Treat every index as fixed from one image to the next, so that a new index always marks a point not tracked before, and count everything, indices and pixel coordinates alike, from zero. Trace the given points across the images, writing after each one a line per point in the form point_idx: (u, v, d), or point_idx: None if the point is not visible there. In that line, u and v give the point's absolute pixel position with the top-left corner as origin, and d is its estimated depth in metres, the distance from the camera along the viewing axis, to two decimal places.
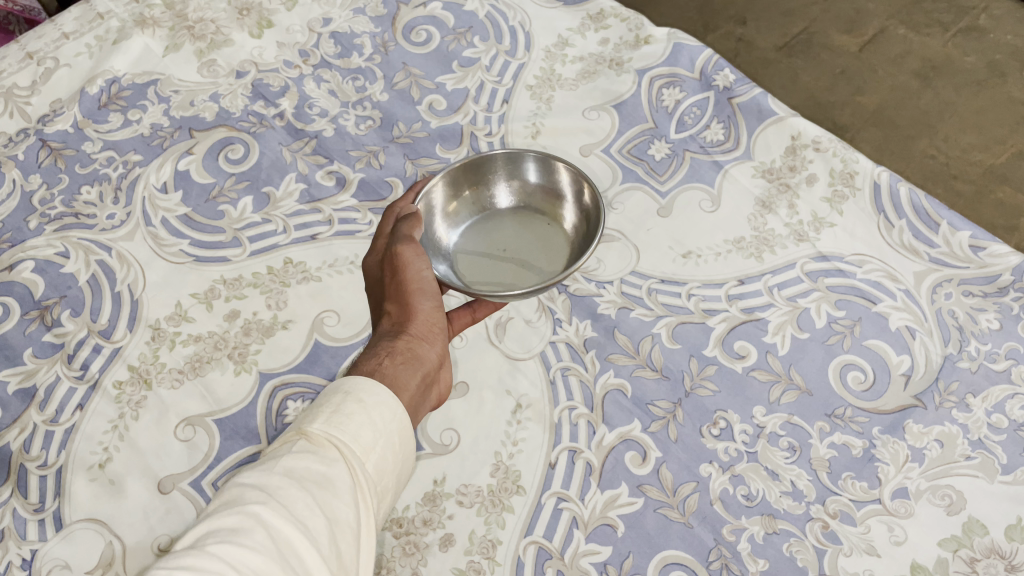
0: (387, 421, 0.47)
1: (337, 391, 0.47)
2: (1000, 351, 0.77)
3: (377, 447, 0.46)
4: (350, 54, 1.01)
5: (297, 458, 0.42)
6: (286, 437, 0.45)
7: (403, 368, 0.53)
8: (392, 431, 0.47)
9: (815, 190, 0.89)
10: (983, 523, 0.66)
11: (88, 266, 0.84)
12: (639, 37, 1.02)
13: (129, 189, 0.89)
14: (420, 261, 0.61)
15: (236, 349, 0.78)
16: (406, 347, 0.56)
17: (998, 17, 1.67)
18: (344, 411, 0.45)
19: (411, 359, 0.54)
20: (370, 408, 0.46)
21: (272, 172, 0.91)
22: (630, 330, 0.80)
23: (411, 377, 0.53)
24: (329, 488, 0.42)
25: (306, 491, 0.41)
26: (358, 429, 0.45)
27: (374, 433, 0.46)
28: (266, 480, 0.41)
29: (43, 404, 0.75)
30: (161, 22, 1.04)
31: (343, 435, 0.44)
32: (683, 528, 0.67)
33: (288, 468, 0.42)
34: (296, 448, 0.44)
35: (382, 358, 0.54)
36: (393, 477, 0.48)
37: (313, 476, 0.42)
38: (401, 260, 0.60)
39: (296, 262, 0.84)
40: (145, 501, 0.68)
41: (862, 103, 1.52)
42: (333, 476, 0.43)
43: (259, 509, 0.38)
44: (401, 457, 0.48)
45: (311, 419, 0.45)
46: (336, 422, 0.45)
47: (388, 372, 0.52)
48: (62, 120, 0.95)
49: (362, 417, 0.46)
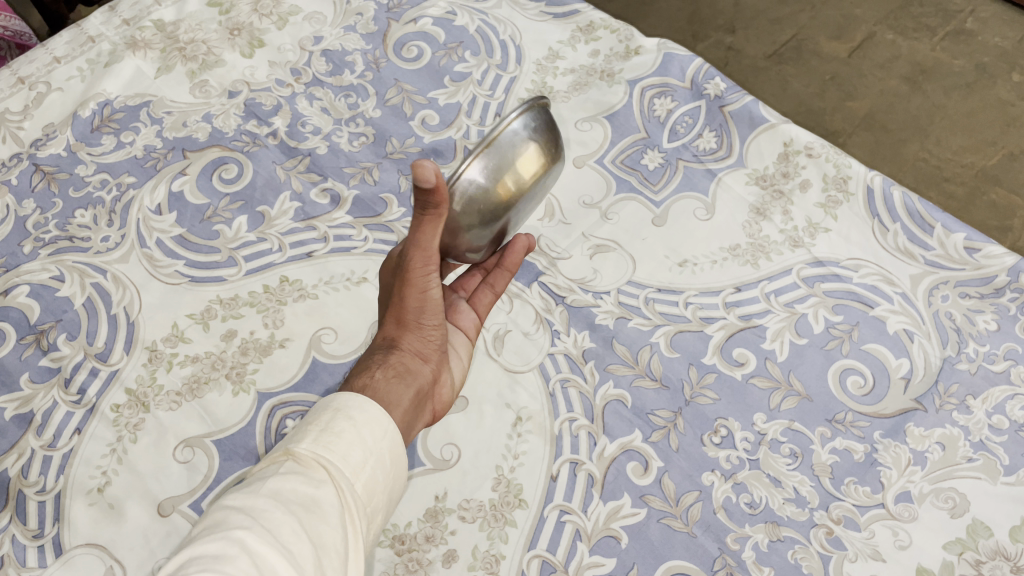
0: (376, 439, 0.47)
1: (327, 410, 0.48)
2: (999, 352, 0.77)
3: (367, 466, 0.46)
4: (341, 71, 1.01)
5: (284, 478, 0.43)
6: (274, 458, 0.46)
7: (396, 384, 0.56)
8: (382, 450, 0.48)
9: (809, 196, 0.89)
10: (987, 525, 0.68)
11: (84, 289, 0.83)
12: (629, 48, 1.03)
13: (124, 211, 0.89)
14: (429, 279, 0.59)
15: (233, 368, 0.78)
16: (399, 362, 0.59)
17: (986, 20, 1.68)
18: (334, 431, 0.46)
19: (402, 375, 0.58)
20: (360, 426, 0.47)
21: (267, 190, 0.91)
22: (629, 340, 0.79)
23: (404, 394, 0.56)
24: (316, 510, 0.42)
25: (292, 513, 0.41)
26: (348, 448, 0.46)
27: (364, 452, 0.46)
28: (251, 502, 0.41)
29: (40, 429, 0.74)
30: (153, 44, 1.03)
31: (331, 455, 0.45)
32: (686, 538, 0.68)
33: (275, 489, 0.42)
34: (283, 469, 0.44)
35: (376, 371, 0.57)
36: (383, 496, 0.48)
37: (299, 498, 0.42)
38: (411, 275, 0.58)
39: (292, 280, 0.84)
40: (144, 524, 0.69)
41: (852, 108, 1.53)
42: (320, 496, 0.43)
43: (242, 533, 0.38)
44: (391, 476, 0.48)
45: (301, 438, 0.46)
46: (326, 441, 0.46)
47: (380, 387, 0.55)
48: (55, 144, 0.94)
49: (352, 435, 0.46)
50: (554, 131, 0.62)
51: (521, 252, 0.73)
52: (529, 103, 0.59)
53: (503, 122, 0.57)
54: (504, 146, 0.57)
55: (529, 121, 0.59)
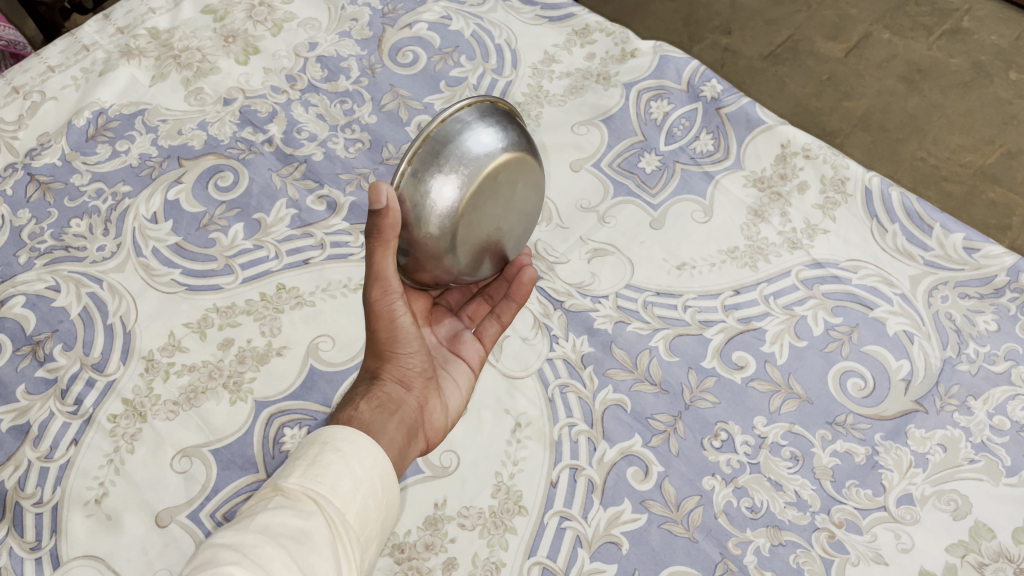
0: (366, 469, 0.49)
1: (315, 444, 0.49)
2: (999, 352, 0.77)
3: (357, 496, 0.48)
4: (337, 77, 1.01)
5: (273, 513, 0.44)
6: (262, 494, 0.47)
7: (379, 416, 0.57)
8: (372, 479, 0.49)
9: (807, 197, 0.89)
10: (989, 527, 0.68)
11: (80, 299, 0.83)
12: (625, 51, 1.02)
13: (119, 220, 0.89)
14: (395, 306, 0.58)
15: (231, 377, 0.77)
16: (383, 392, 0.60)
17: (982, 18, 1.68)
18: (322, 463, 0.48)
19: (386, 405, 0.58)
20: (348, 457, 0.49)
21: (262, 198, 0.90)
22: (628, 344, 0.79)
23: (389, 424, 0.57)
24: (307, 542, 0.43)
25: (282, 546, 0.42)
26: (337, 479, 0.48)
27: (354, 481, 0.48)
28: (240, 539, 0.42)
29: (37, 440, 0.74)
30: (147, 52, 1.02)
31: (320, 487, 0.47)
32: (688, 543, 0.68)
33: (264, 524, 0.43)
34: (272, 503, 0.45)
35: (361, 404, 0.58)
36: (377, 527, 0.50)
37: (289, 531, 0.43)
38: (375, 309, 0.58)
39: (288, 288, 0.84)
40: (142, 534, 0.68)
41: (849, 108, 1.53)
42: (310, 528, 0.44)
43: (232, 570, 0.39)
44: (383, 505, 0.50)
45: (289, 473, 0.48)
46: (315, 473, 0.48)
47: (365, 419, 0.56)
48: (49, 153, 0.94)
49: (340, 466, 0.48)
50: (515, 130, 0.60)
51: (528, 285, 0.72)
52: (459, 106, 0.57)
53: (422, 136, 0.55)
54: (432, 157, 0.55)
55: (463, 123, 0.57)
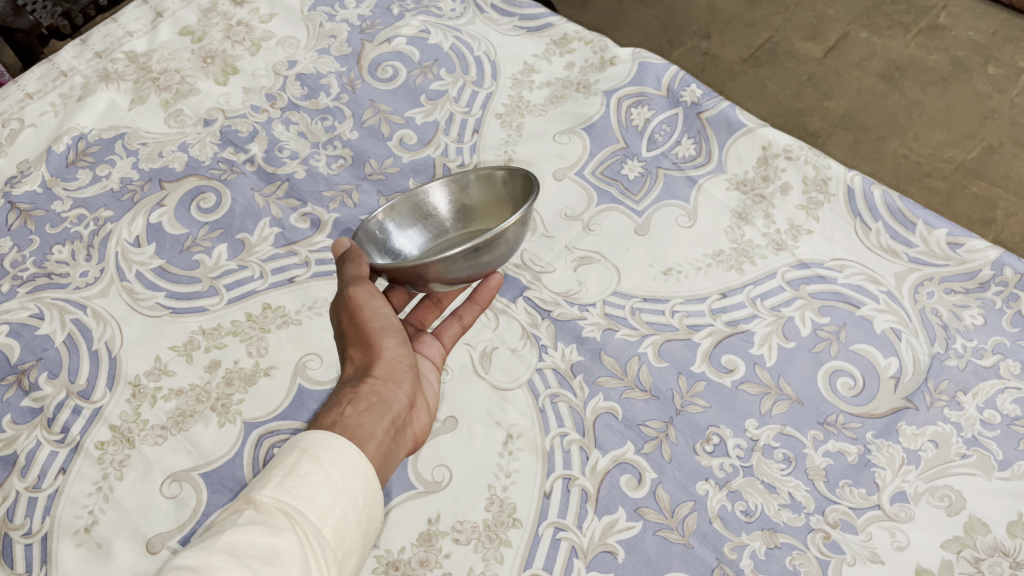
0: (346, 478, 0.50)
1: (294, 451, 0.50)
2: (987, 346, 0.77)
3: (336, 509, 0.49)
4: (317, 94, 1.01)
5: (241, 530, 0.45)
6: (236, 506, 0.48)
7: (368, 417, 0.58)
8: (352, 489, 0.50)
9: (790, 198, 0.89)
10: (984, 521, 0.67)
11: (64, 326, 0.83)
12: (604, 58, 1.02)
13: (102, 245, 0.89)
14: (375, 301, 0.66)
15: (218, 400, 0.76)
16: (372, 391, 0.61)
17: (958, 14, 1.69)
18: (299, 474, 0.49)
19: (375, 405, 0.60)
20: (327, 465, 0.50)
21: (245, 218, 0.90)
22: (617, 351, 0.79)
23: (376, 426, 0.58)
24: (276, 562, 0.45)
25: (247, 568, 0.44)
26: (314, 490, 0.49)
27: (332, 493, 0.49)
28: (203, 560, 0.43)
29: (25, 470, 0.73)
30: (126, 76, 1.03)
31: (294, 500, 0.48)
32: (683, 549, 0.67)
33: (232, 543, 0.44)
34: (242, 519, 0.47)
35: (347, 406, 0.58)
36: (358, 537, 0.51)
37: (257, 551, 0.45)
38: (356, 303, 0.65)
39: (274, 307, 0.83)
40: (132, 562, 0.67)
41: (830, 108, 1.55)
42: (280, 546, 0.46)
43: None
44: (364, 515, 0.51)
45: (263, 485, 0.49)
46: (291, 484, 0.49)
47: (353, 421, 0.57)
48: (30, 180, 0.94)
49: (318, 476, 0.49)
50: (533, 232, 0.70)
51: (493, 289, 0.76)
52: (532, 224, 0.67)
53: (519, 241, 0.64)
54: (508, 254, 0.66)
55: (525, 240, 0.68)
